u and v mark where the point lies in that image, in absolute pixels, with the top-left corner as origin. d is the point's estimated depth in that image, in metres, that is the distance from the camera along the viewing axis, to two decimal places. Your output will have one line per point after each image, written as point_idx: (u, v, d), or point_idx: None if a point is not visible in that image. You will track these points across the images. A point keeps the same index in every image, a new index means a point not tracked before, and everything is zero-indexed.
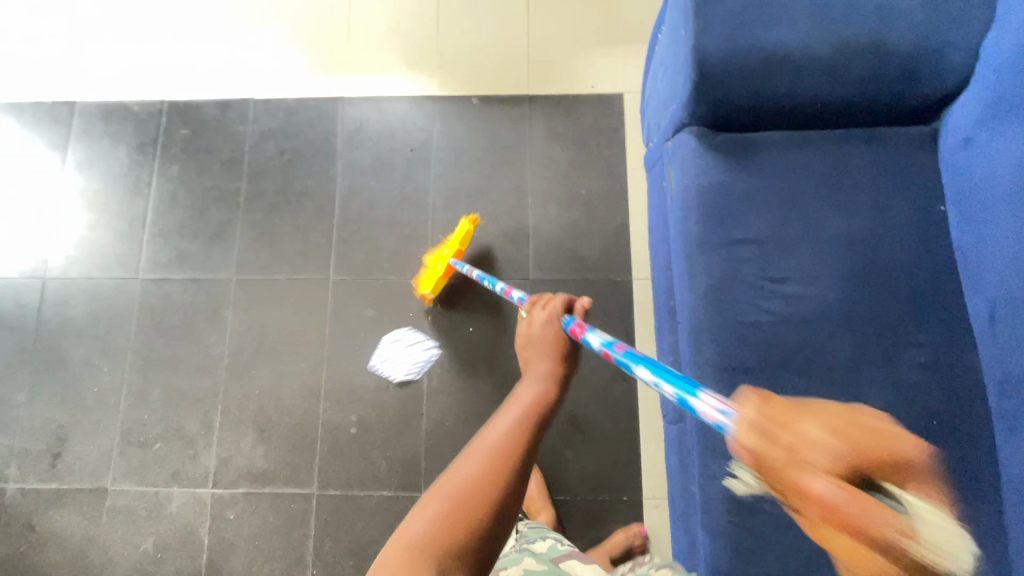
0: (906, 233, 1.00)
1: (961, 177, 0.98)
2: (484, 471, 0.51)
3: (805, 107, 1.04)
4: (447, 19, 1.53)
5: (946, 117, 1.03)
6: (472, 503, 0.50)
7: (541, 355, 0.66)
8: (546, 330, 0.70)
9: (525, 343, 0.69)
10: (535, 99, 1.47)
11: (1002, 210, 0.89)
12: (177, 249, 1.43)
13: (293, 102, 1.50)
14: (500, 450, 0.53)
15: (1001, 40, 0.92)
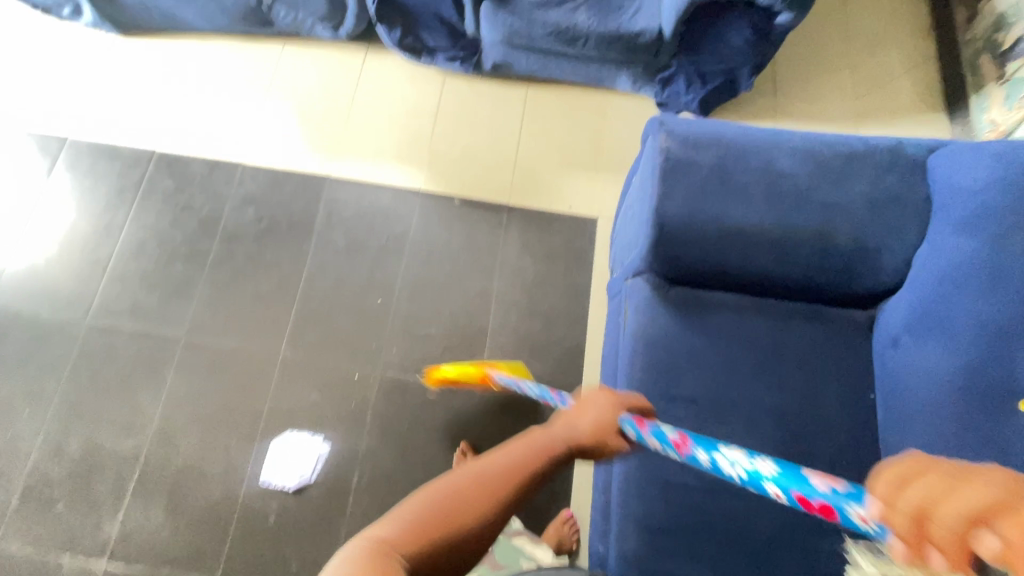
0: (836, 418, 1.04)
1: (889, 374, 1.02)
2: (471, 502, 0.54)
3: (752, 279, 1.11)
4: (444, 121, 1.62)
5: (882, 310, 1.09)
6: (443, 526, 0.53)
7: (572, 427, 0.67)
8: (589, 413, 0.70)
9: (571, 411, 0.71)
10: (513, 209, 1.54)
11: (921, 420, 0.93)
12: (131, 298, 1.41)
13: (281, 173, 1.54)
14: (491, 485, 0.56)
15: (928, 257, 0.99)
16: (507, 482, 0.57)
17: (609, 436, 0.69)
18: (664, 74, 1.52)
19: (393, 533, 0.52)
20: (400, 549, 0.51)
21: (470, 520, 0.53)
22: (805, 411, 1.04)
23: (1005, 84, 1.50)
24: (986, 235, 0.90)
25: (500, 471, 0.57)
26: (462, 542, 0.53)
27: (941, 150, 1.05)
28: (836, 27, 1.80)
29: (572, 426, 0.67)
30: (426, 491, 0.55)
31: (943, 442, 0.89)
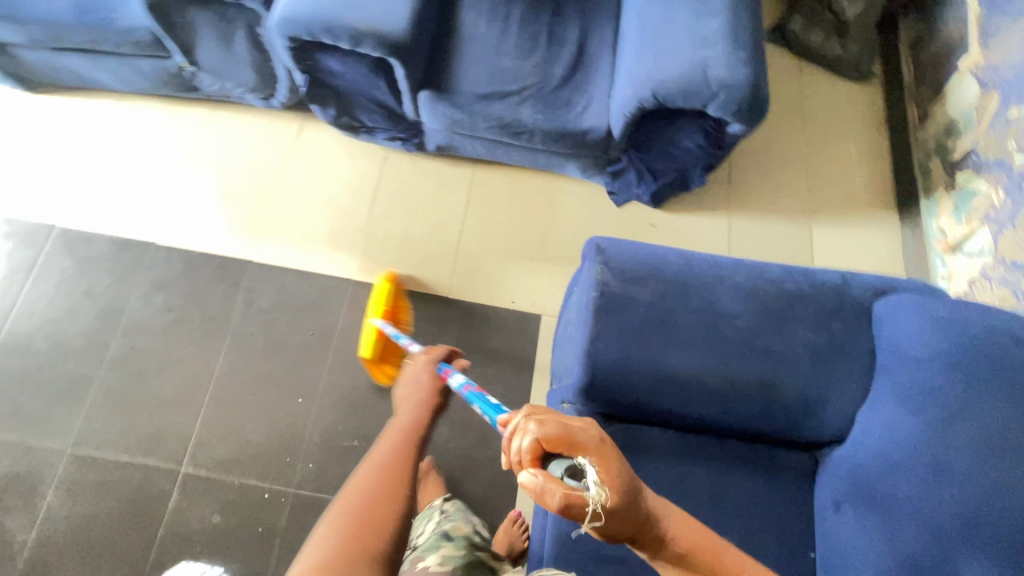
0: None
1: (828, 540, 0.95)
2: (372, 519, 0.65)
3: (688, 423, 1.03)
4: (383, 202, 1.52)
5: (823, 460, 1.03)
6: (349, 551, 0.61)
7: (405, 404, 0.84)
8: (419, 377, 0.89)
9: (399, 388, 0.89)
10: (452, 303, 1.44)
11: None
12: (14, 402, 1.26)
13: (198, 258, 1.41)
14: (364, 503, 0.66)
15: (872, 423, 0.94)
16: (395, 493, 0.68)
17: (442, 392, 0.87)
18: (615, 166, 1.45)
19: None
20: None
21: (372, 534, 0.64)
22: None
23: (954, 194, 1.50)
24: (932, 408, 0.87)
25: (383, 479, 0.69)
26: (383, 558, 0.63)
27: (885, 299, 1.00)
28: (793, 114, 1.78)
29: (413, 405, 0.83)
30: (326, 532, 0.63)
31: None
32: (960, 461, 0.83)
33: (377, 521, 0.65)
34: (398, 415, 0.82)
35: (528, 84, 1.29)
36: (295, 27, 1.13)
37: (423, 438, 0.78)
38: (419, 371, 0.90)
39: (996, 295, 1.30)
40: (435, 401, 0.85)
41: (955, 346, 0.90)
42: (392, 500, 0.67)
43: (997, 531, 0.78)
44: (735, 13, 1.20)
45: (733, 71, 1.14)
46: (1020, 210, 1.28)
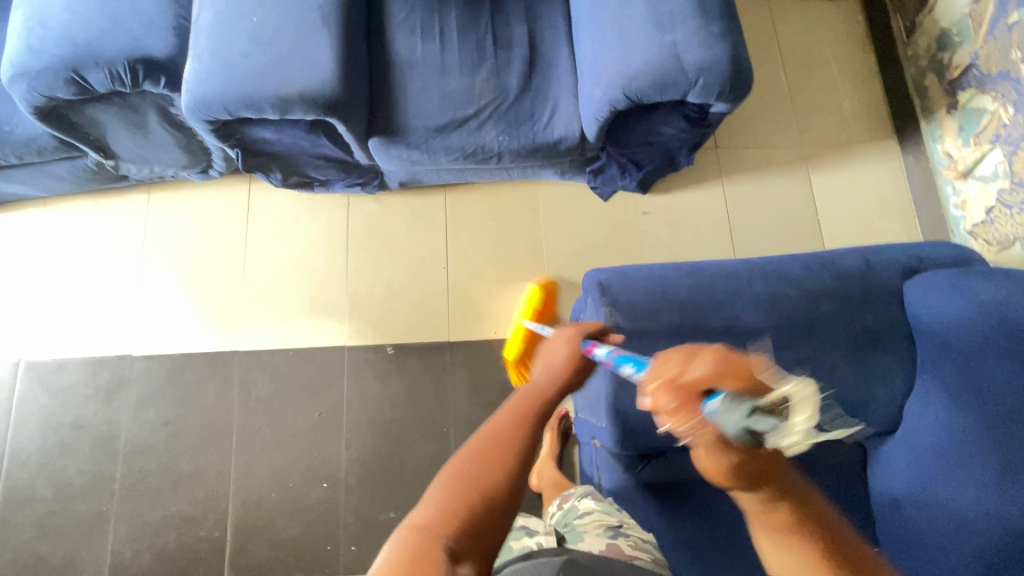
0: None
1: (895, 545, 0.89)
2: (486, 463, 0.54)
3: None
4: (358, 253, 1.41)
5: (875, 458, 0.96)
6: (478, 487, 0.52)
7: (548, 365, 0.73)
8: (562, 352, 0.74)
9: (539, 358, 0.76)
10: (455, 346, 1.36)
11: None
12: (38, 556, 1.21)
13: (179, 360, 1.32)
14: (504, 448, 0.56)
15: (923, 419, 0.88)
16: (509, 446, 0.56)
17: (583, 366, 0.73)
18: (594, 165, 1.33)
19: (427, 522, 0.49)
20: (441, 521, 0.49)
21: (482, 489, 0.52)
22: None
23: (956, 114, 1.39)
24: (988, 403, 0.80)
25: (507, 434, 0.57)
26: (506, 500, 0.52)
27: (916, 278, 0.94)
28: (770, 51, 1.63)
29: (554, 372, 0.71)
30: (442, 482, 0.53)
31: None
32: None
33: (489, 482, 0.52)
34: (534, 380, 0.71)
35: (484, 102, 1.15)
36: (213, 108, 0.99)
37: (554, 403, 0.65)
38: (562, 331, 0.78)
39: (1016, 222, 1.24)
40: (574, 377, 0.71)
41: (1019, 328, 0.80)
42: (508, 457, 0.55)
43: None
44: None
45: (709, 49, 1.01)
46: None
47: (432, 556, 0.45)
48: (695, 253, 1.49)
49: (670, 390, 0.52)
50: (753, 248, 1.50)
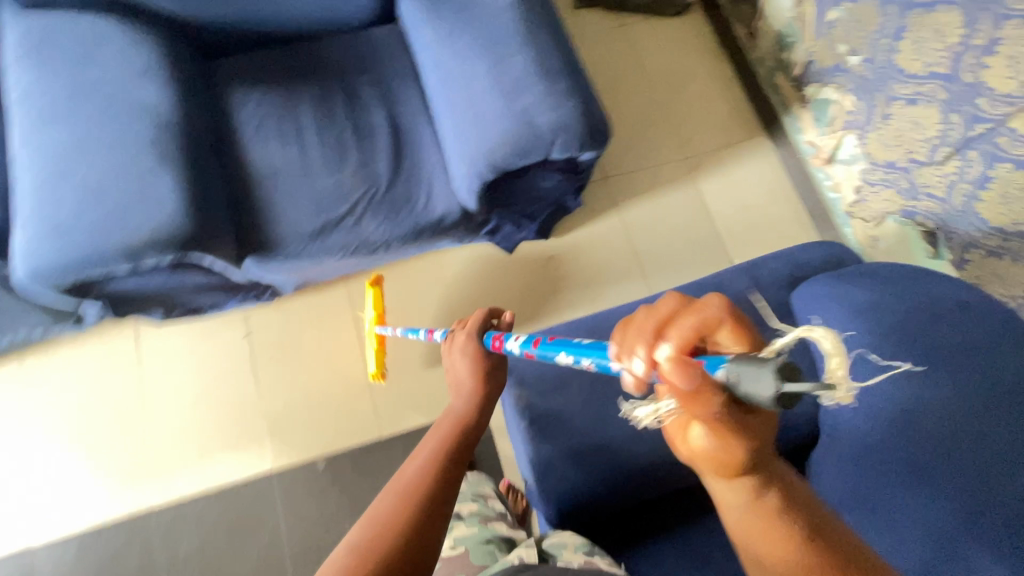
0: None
1: None
2: (402, 498, 0.57)
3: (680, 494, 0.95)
4: (267, 368, 1.33)
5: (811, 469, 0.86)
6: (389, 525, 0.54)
7: (460, 392, 0.79)
8: (467, 374, 0.81)
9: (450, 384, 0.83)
10: (388, 441, 1.30)
11: None
12: None
13: (88, 535, 1.20)
14: (412, 482, 0.60)
15: (854, 417, 0.80)
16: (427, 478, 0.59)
17: (488, 378, 0.81)
18: (487, 227, 1.33)
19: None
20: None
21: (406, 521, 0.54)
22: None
23: (809, 107, 1.48)
24: (893, 408, 0.75)
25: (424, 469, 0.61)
26: (423, 535, 0.54)
27: (804, 284, 0.94)
28: (634, 77, 1.71)
29: (464, 399, 0.78)
30: (362, 524, 0.55)
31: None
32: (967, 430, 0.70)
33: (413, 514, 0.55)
34: (451, 407, 0.78)
35: (357, 197, 1.13)
36: (54, 276, 0.91)
37: (470, 424, 0.72)
38: (465, 347, 0.84)
39: (883, 198, 1.31)
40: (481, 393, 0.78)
41: (908, 328, 0.79)
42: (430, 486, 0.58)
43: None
44: (534, 39, 1.07)
45: (558, 108, 1.03)
46: (874, 112, 1.27)
47: None
48: (609, 285, 1.51)
49: (686, 368, 0.40)
50: (662, 267, 1.53)
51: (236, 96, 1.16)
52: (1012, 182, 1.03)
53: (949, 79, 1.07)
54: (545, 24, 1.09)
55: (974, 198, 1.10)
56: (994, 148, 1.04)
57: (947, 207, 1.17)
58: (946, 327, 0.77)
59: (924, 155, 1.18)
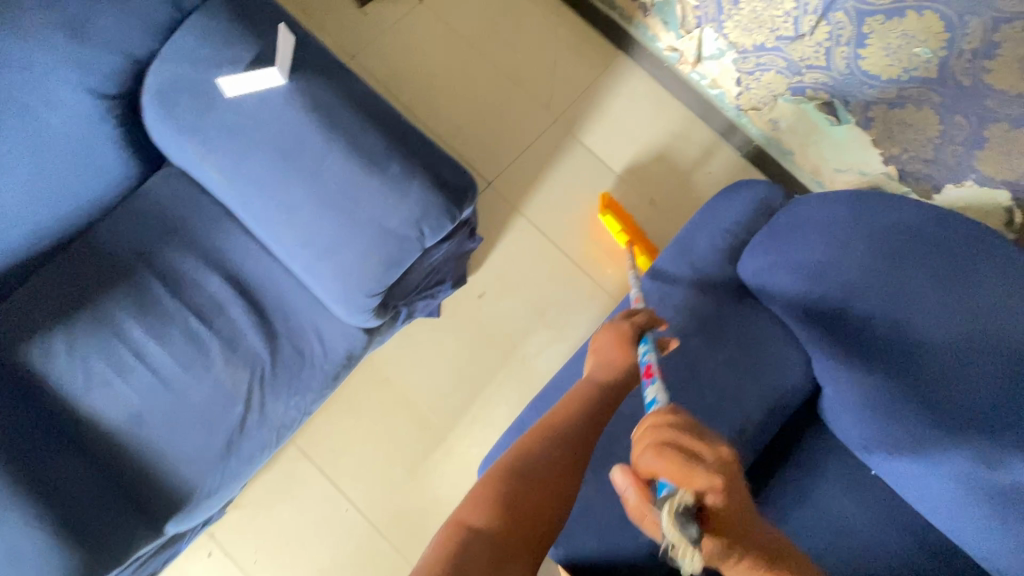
0: (912, 560, 0.87)
1: (905, 490, 0.83)
2: (549, 448, 0.70)
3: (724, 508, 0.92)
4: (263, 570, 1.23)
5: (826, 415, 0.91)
6: (547, 458, 0.68)
7: (613, 361, 0.79)
8: (620, 352, 0.79)
9: (596, 354, 0.81)
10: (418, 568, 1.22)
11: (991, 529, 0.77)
12: None
13: None
14: (551, 431, 0.72)
15: (841, 379, 0.83)
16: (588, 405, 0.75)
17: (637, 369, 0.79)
18: (402, 314, 1.13)
19: (506, 480, 0.66)
20: (511, 488, 0.65)
21: (563, 452, 0.69)
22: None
23: (652, 14, 1.33)
24: (887, 358, 0.80)
25: (590, 386, 0.78)
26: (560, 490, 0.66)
27: (745, 254, 0.90)
28: (463, 55, 1.48)
29: (615, 374, 0.78)
30: (532, 437, 0.72)
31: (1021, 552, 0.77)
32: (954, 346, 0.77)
33: (573, 445, 0.70)
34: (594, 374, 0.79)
35: (245, 388, 0.95)
36: None
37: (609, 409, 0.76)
38: (627, 329, 0.80)
39: (768, 82, 1.21)
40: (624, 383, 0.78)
41: (868, 277, 0.80)
42: (589, 415, 0.73)
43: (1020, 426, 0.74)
44: (339, 124, 0.87)
45: (405, 194, 0.85)
46: (721, 1, 1.14)
47: (492, 513, 0.62)
48: (548, 293, 1.38)
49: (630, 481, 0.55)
50: (590, 247, 1.41)
51: (33, 350, 0.90)
52: (887, 34, 0.94)
53: None
54: (341, 100, 0.88)
55: (856, 59, 1.01)
56: (857, 6, 0.94)
57: (833, 75, 1.08)
58: (898, 260, 0.79)
59: (790, 31, 1.07)
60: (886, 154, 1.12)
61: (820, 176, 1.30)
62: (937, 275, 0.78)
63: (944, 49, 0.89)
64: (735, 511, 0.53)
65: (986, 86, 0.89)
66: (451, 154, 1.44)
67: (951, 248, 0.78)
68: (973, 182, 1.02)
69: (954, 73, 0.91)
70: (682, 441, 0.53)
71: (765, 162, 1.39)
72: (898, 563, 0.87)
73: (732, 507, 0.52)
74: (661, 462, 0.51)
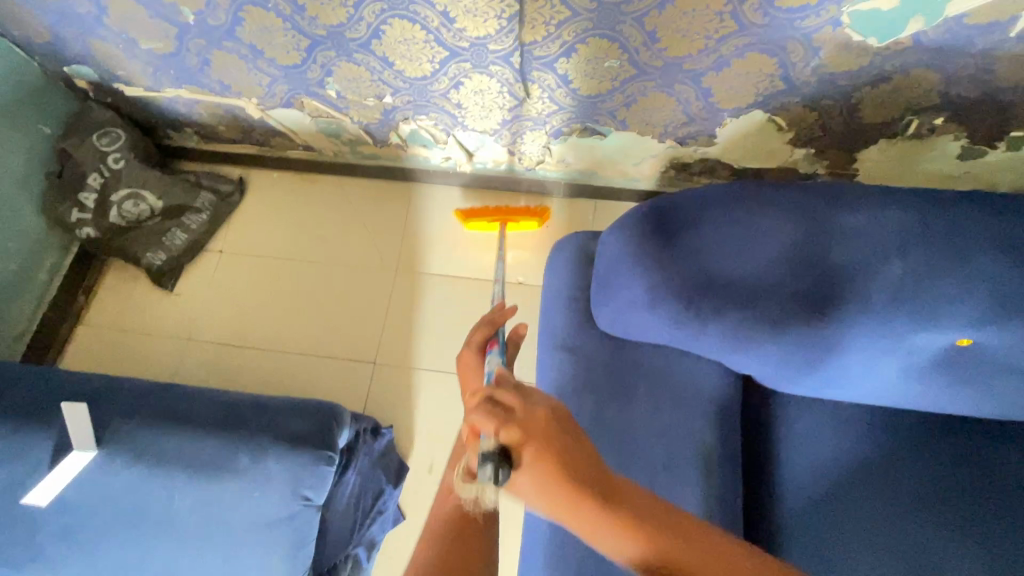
0: (940, 460, 0.84)
1: (860, 395, 0.83)
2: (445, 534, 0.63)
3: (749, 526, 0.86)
4: None
5: (759, 380, 0.87)
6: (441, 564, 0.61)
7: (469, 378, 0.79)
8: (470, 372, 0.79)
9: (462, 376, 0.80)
10: None
11: (937, 385, 0.78)
12: None
13: None
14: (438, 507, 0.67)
15: (745, 357, 0.80)
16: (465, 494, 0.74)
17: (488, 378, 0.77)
18: (359, 556, 1.05)
19: None
20: None
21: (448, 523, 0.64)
22: (944, 499, 0.82)
23: (409, 146, 1.40)
24: (763, 322, 0.76)
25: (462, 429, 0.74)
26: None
27: (595, 306, 0.85)
28: (280, 274, 1.49)
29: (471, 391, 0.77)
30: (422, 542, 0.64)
31: (977, 399, 0.79)
32: (805, 276, 0.75)
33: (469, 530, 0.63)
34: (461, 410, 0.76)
35: None
36: None
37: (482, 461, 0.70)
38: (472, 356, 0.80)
39: (532, 139, 1.27)
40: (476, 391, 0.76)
41: (698, 270, 0.77)
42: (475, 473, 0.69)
43: (901, 308, 0.72)
44: (169, 453, 0.82)
45: (267, 473, 0.82)
46: (448, 111, 1.22)
47: None
48: None
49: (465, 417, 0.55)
50: None
51: None
52: (579, 66, 1.02)
53: (455, 53, 1.05)
54: (157, 430, 0.84)
55: (574, 92, 1.09)
56: (540, 61, 1.03)
57: (569, 110, 1.15)
58: (711, 241, 0.78)
59: (513, 101, 1.15)
60: (657, 135, 1.19)
61: (630, 174, 1.37)
62: (741, 240, 0.77)
63: (623, 54, 0.98)
64: (543, 437, 0.52)
65: (673, 59, 0.97)
66: (321, 362, 1.40)
67: (734, 199, 0.79)
68: (731, 117, 1.10)
69: (645, 62, 0.99)
70: (494, 397, 0.56)
71: (581, 190, 1.45)
72: (935, 473, 0.83)
73: (542, 452, 0.52)
74: (474, 414, 0.54)
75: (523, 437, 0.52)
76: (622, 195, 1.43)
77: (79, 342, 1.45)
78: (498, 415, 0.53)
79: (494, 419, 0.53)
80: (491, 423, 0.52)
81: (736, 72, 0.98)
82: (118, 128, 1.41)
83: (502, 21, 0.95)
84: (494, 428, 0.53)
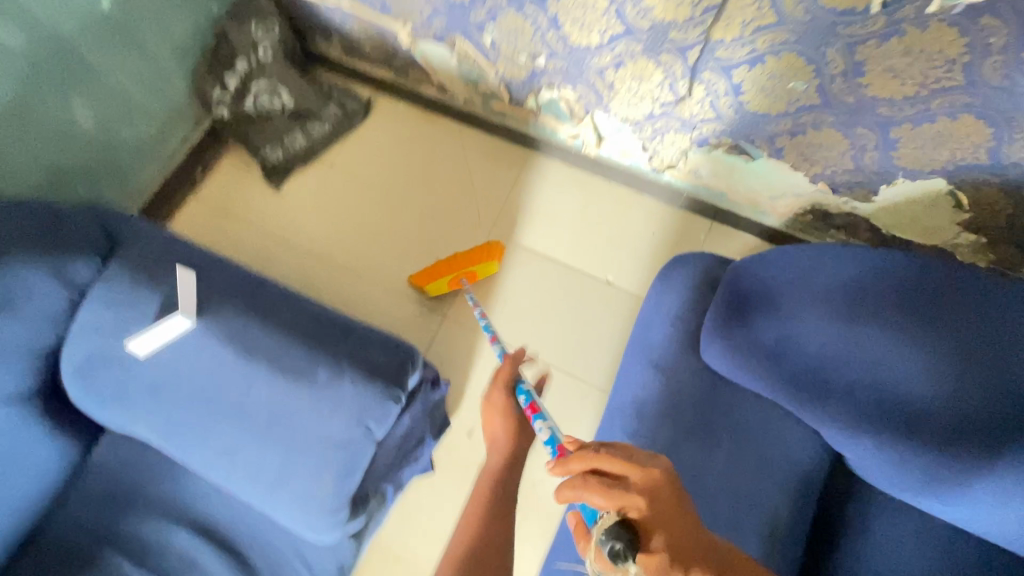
0: None
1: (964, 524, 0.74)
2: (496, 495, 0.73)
3: None
4: None
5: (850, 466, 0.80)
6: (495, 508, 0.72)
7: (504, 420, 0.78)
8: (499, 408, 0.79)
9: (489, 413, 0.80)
10: None
11: None
12: None
13: None
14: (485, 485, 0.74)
15: (853, 442, 0.74)
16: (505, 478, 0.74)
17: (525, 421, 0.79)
18: (392, 493, 1.05)
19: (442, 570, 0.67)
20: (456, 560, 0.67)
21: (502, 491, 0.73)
22: None
23: (543, 114, 1.36)
24: (887, 416, 0.72)
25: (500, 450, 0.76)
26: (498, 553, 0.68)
27: (705, 334, 0.80)
28: (381, 203, 1.51)
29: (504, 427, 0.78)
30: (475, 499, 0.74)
31: None
32: (951, 383, 0.70)
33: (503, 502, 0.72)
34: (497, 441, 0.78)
35: None
36: None
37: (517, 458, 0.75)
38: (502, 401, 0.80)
39: (672, 141, 1.20)
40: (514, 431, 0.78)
41: (835, 343, 0.74)
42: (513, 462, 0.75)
43: None
44: (257, 344, 0.85)
45: (339, 391, 0.83)
46: (598, 89, 1.16)
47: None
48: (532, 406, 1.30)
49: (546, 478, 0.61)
50: (564, 346, 1.33)
51: None
52: (759, 78, 0.94)
53: (631, 32, 0.99)
54: (253, 320, 0.87)
55: (740, 105, 1.01)
56: (719, 63, 0.95)
57: (727, 122, 1.07)
58: (862, 313, 0.74)
59: (670, 97, 1.08)
60: (811, 173, 1.09)
61: (760, 206, 1.27)
62: (895, 324, 0.73)
63: (815, 79, 0.89)
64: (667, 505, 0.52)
65: (871, 98, 0.88)
66: (396, 298, 1.42)
67: (902, 277, 0.75)
68: (906, 178, 0.99)
69: (835, 95, 0.90)
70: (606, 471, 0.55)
71: (700, 207, 1.37)
72: None
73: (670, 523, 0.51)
74: (588, 486, 0.54)
75: (650, 510, 0.52)
76: (742, 224, 1.34)
77: (189, 210, 1.54)
78: (612, 488, 0.53)
79: (615, 492, 0.53)
80: (608, 495, 0.53)
81: (936, 131, 0.87)
82: (275, 22, 1.45)
83: (696, 11, 0.88)
84: (616, 498, 0.52)
